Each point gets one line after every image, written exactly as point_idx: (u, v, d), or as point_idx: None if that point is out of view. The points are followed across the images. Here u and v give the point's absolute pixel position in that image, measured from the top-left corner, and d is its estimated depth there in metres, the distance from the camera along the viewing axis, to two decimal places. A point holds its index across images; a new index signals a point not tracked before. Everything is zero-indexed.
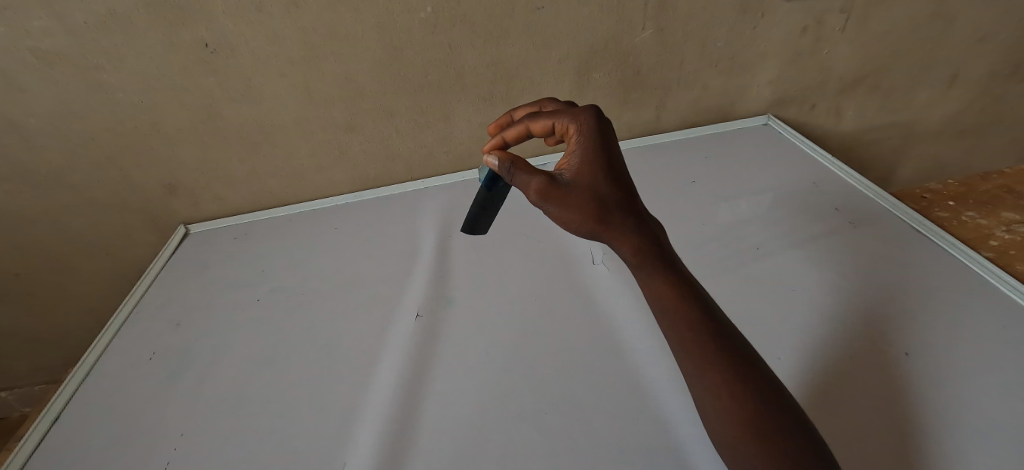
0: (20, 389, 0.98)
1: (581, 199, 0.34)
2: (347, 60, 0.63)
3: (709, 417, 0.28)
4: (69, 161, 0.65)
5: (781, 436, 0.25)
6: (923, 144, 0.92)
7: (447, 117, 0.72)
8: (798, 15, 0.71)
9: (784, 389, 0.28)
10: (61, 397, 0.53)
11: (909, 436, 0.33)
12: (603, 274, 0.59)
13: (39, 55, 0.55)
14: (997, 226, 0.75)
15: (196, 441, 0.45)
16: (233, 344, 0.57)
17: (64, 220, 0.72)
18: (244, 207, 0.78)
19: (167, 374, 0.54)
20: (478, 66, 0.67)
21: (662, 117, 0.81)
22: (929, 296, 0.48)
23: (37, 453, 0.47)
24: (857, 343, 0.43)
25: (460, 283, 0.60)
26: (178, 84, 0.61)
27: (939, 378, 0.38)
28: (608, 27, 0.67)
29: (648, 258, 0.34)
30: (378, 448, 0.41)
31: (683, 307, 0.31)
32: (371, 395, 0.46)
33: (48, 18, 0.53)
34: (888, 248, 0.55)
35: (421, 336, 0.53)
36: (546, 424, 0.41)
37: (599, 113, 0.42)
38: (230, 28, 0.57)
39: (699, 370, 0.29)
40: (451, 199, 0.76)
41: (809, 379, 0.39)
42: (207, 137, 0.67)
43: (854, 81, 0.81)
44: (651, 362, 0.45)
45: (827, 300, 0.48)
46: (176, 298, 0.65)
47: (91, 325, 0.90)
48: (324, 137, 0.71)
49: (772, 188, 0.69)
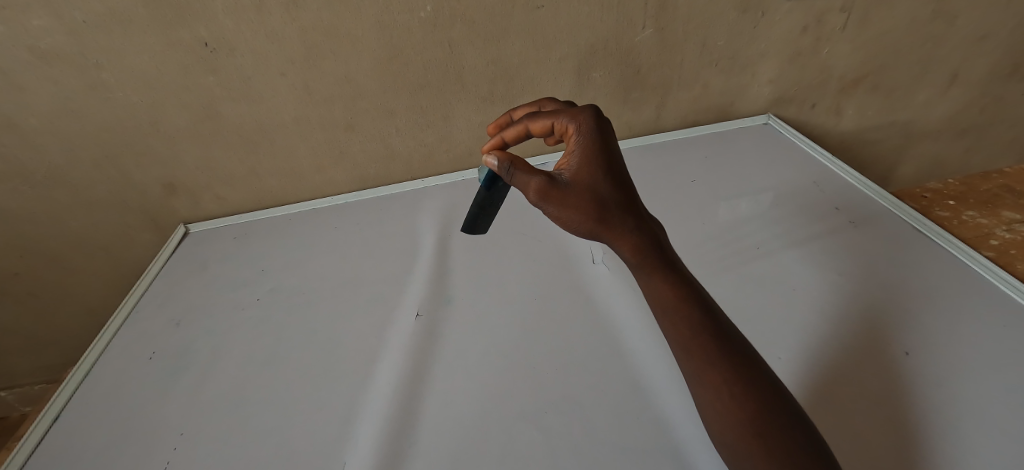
0: (20, 388, 1.06)
1: (580, 199, 0.38)
2: (348, 59, 0.68)
3: (712, 415, 0.34)
4: (69, 161, 0.72)
5: (772, 434, 0.30)
6: (922, 142, 0.96)
7: (447, 116, 0.78)
8: (798, 15, 0.74)
9: (780, 388, 0.34)
10: (60, 397, 0.58)
11: (895, 430, 0.39)
12: (602, 274, 0.63)
13: (37, 53, 0.60)
14: (997, 226, 0.79)
15: (209, 436, 0.49)
16: (242, 342, 0.62)
17: (64, 219, 0.79)
18: (244, 207, 0.86)
19: (167, 372, 0.59)
20: (478, 66, 0.72)
21: (662, 116, 0.86)
22: (928, 298, 0.53)
23: (37, 451, 0.52)
24: (854, 343, 0.48)
25: (460, 283, 0.65)
26: (179, 83, 0.67)
27: (925, 375, 0.44)
28: (610, 26, 0.71)
29: (647, 259, 0.39)
30: (385, 439, 0.45)
31: (687, 313, 0.36)
32: (372, 395, 0.51)
33: (47, 17, 0.58)
34: (888, 250, 0.60)
35: (421, 335, 0.57)
36: (546, 421, 0.45)
37: (597, 112, 0.45)
38: (230, 26, 0.62)
39: (700, 370, 0.34)
40: (453, 197, 0.83)
41: (807, 377, 0.45)
42: (206, 134, 0.73)
43: (853, 80, 0.84)
44: (652, 362, 0.49)
45: (825, 299, 0.54)
46: (175, 299, 0.71)
47: (88, 322, 0.97)
48: (325, 137, 0.77)
49: (772, 189, 0.74)
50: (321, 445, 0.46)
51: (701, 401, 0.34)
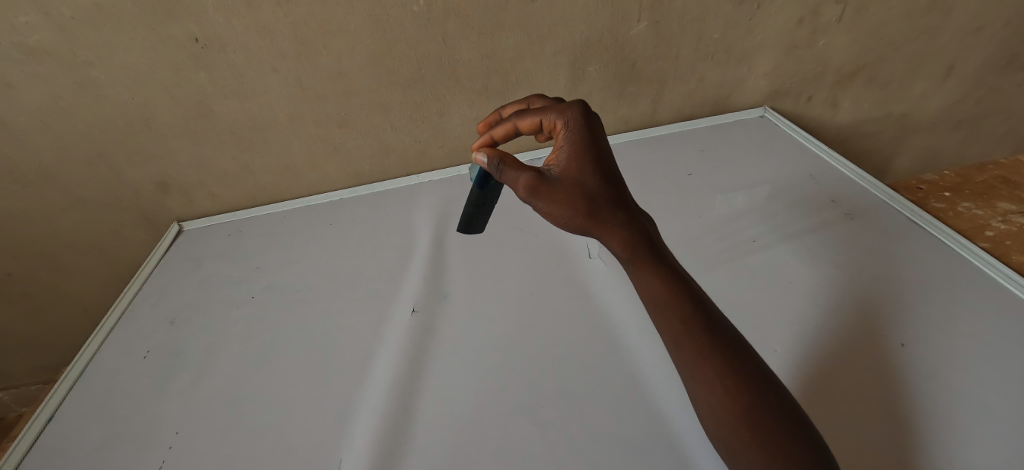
0: (15, 389, 1.05)
1: (569, 195, 0.37)
2: (340, 55, 0.67)
3: (705, 408, 0.33)
4: (60, 160, 0.71)
5: (766, 427, 0.30)
6: (918, 134, 0.96)
7: (441, 112, 0.77)
8: (796, 6, 0.74)
9: (775, 380, 0.34)
10: (54, 397, 0.58)
11: (892, 423, 0.39)
12: (598, 268, 0.63)
13: (25, 50, 0.59)
14: (993, 217, 0.78)
15: (203, 436, 0.49)
16: (236, 340, 0.61)
17: (56, 219, 0.78)
18: (238, 204, 0.85)
19: (161, 372, 0.59)
20: (472, 60, 0.71)
21: (658, 110, 0.85)
22: (924, 289, 0.53)
23: (30, 453, 0.51)
24: (849, 336, 0.48)
25: (456, 279, 0.64)
26: (169, 79, 0.66)
27: (920, 367, 0.43)
28: (605, 19, 0.70)
29: (639, 253, 0.38)
30: (381, 437, 0.45)
31: (679, 307, 0.36)
32: (367, 392, 0.50)
33: (34, 13, 0.56)
34: (884, 243, 0.60)
35: (416, 332, 0.57)
36: (541, 416, 0.45)
37: (586, 107, 0.44)
38: (221, 23, 0.61)
39: (692, 364, 0.34)
40: (448, 192, 0.82)
41: (802, 370, 0.45)
42: (199, 132, 0.73)
43: (849, 73, 0.84)
44: (647, 355, 0.49)
45: (821, 291, 0.53)
46: (169, 298, 0.70)
47: (81, 322, 0.96)
48: (319, 133, 0.77)
49: (769, 181, 0.73)
50: (315, 443, 0.46)
51: (696, 395, 0.34)
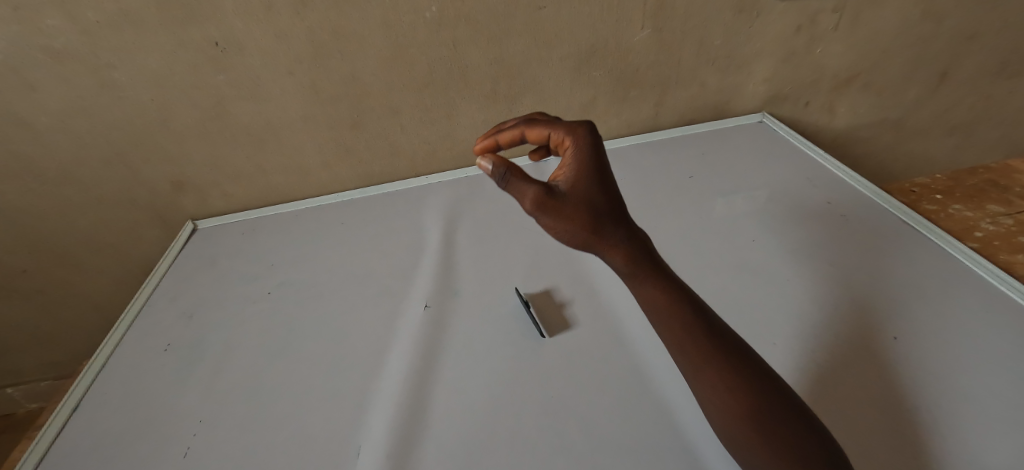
0: (24, 385, 1.09)
1: (577, 211, 0.38)
2: (357, 58, 0.72)
3: (711, 406, 0.38)
4: (78, 158, 0.76)
5: (773, 424, 0.35)
6: (912, 137, 1.01)
7: (451, 115, 0.82)
8: (792, 15, 0.79)
9: (775, 376, 0.39)
10: (79, 387, 0.62)
11: (891, 411, 0.43)
12: (601, 267, 0.67)
13: (51, 53, 0.64)
14: (982, 218, 0.84)
15: (226, 425, 0.53)
16: (253, 334, 0.66)
17: (73, 216, 0.83)
18: (251, 203, 0.90)
19: (180, 363, 0.63)
20: (482, 64, 0.76)
21: (660, 114, 0.90)
22: (913, 284, 0.58)
23: (59, 439, 0.56)
24: (843, 329, 0.53)
25: (466, 276, 0.69)
26: (188, 82, 0.71)
27: (910, 355, 0.49)
28: (603, 26, 0.75)
29: (642, 268, 0.42)
30: (398, 428, 0.49)
31: (681, 316, 0.40)
32: (384, 382, 0.55)
33: (62, 19, 0.61)
34: (873, 242, 0.65)
35: (430, 325, 0.62)
36: (552, 408, 0.49)
37: (593, 128, 0.48)
38: (242, 27, 0.66)
39: (697, 368, 0.39)
40: (457, 193, 0.87)
41: (803, 359, 0.49)
42: (214, 132, 0.77)
43: (844, 80, 0.89)
44: (648, 348, 0.54)
45: (810, 288, 0.59)
46: (185, 293, 0.75)
47: (92, 319, 1.00)
48: (331, 134, 0.81)
49: (767, 185, 0.79)
50: (331, 430, 0.50)
51: (703, 397, 0.39)
